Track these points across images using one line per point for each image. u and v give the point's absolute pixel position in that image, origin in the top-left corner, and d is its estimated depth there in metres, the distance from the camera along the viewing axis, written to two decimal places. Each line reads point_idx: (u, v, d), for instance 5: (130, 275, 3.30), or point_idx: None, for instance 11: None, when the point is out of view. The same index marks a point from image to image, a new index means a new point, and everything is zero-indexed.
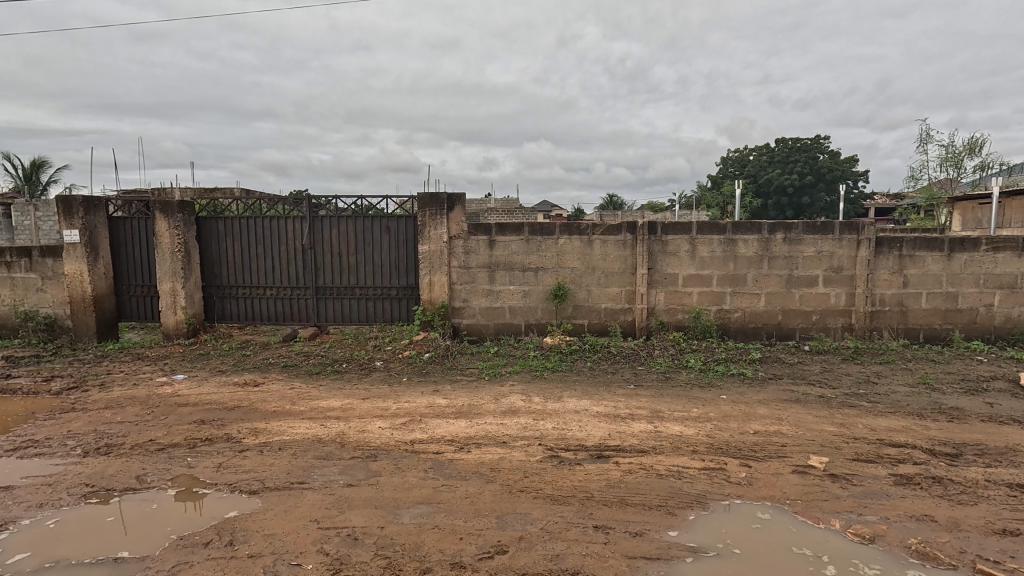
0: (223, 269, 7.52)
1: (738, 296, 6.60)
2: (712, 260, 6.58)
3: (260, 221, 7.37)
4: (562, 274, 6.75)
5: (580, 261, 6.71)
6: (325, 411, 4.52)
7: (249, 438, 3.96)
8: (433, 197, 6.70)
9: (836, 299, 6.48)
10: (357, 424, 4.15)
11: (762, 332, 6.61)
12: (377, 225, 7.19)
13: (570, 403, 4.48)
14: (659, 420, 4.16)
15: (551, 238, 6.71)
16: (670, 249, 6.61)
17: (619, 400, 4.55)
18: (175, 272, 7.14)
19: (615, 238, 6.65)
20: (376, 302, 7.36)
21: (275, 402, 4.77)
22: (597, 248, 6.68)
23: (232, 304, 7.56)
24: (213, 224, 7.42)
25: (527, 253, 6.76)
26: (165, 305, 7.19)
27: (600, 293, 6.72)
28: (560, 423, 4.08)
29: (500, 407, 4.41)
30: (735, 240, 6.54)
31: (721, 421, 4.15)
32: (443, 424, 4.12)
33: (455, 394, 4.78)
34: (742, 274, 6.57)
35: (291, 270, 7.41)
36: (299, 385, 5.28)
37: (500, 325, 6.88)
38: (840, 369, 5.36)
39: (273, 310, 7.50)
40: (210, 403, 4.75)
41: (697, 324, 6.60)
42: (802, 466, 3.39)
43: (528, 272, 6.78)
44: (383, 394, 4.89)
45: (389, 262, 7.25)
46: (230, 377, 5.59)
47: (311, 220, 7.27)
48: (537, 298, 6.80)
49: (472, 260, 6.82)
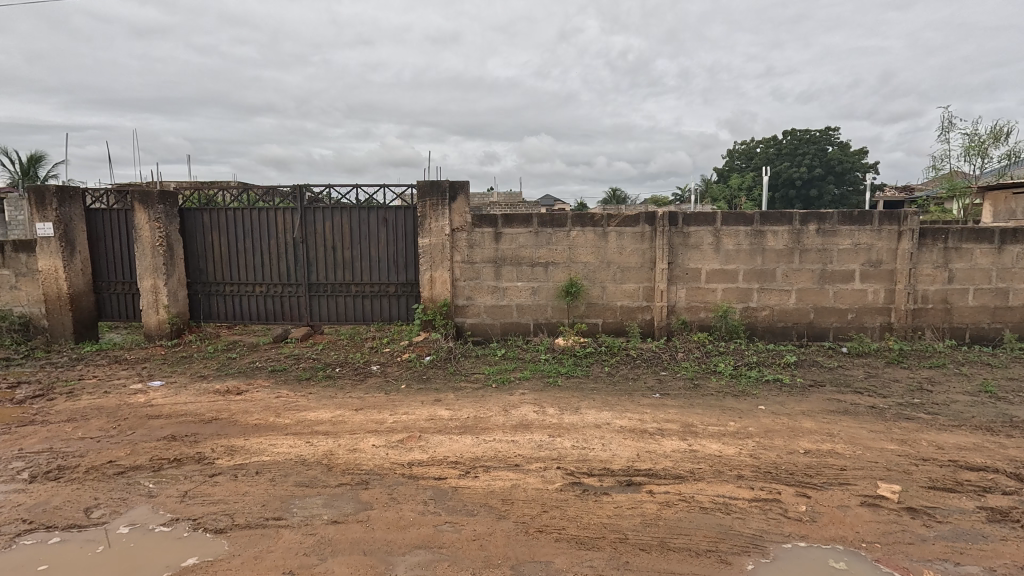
0: (210, 265, 7.02)
1: (766, 293, 6.06)
2: (739, 254, 6.04)
3: (248, 212, 6.85)
4: (574, 270, 6.21)
5: (593, 255, 6.18)
6: (312, 424, 4.00)
7: (223, 459, 3.45)
8: (433, 185, 6.14)
9: (874, 296, 5.93)
10: (348, 442, 3.64)
11: (792, 332, 6.07)
12: (374, 217, 6.67)
13: (589, 416, 3.95)
14: (693, 437, 3.63)
15: (563, 230, 6.18)
16: (692, 242, 6.07)
17: (644, 412, 4.03)
18: (156, 267, 6.61)
19: (632, 230, 6.10)
20: (373, 300, 6.84)
21: (258, 414, 4.26)
22: (612, 241, 6.14)
23: (220, 301, 7.07)
24: (199, 216, 6.91)
25: (536, 247, 6.22)
26: (147, 304, 6.68)
27: (615, 290, 6.19)
28: (580, 440, 3.57)
29: (511, 420, 3.90)
30: (763, 232, 5.99)
31: (764, 437, 3.62)
32: (446, 441, 3.60)
33: (459, 404, 4.26)
34: (771, 269, 6.03)
35: (281, 266, 6.89)
36: (286, 394, 4.76)
37: (507, 325, 6.36)
38: (886, 374, 4.82)
39: (263, 308, 7.01)
40: (184, 415, 4.24)
41: (722, 323, 6.06)
42: (872, 497, 2.86)
43: (537, 268, 6.25)
44: (379, 404, 4.37)
45: (387, 256, 6.73)
46: (211, 384, 5.08)
47: (304, 212, 6.74)
48: (547, 296, 6.27)
49: (476, 254, 6.29)
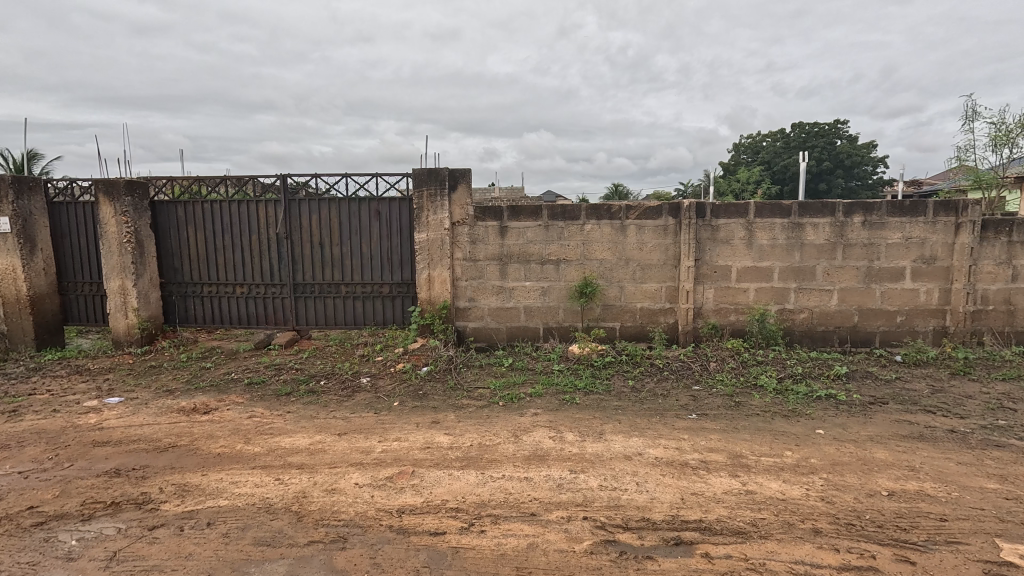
0: (185, 264, 6.37)
1: (804, 293, 5.41)
2: (773, 250, 5.39)
3: (227, 205, 6.19)
4: (589, 268, 5.56)
5: (610, 252, 5.53)
6: (287, 454, 3.36)
7: (171, 503, 2.81)
8: (431, 173, 5.48)
9: (927, 296, 5.28)
10: (326, 479, 2.99)
11: (834, 337, 5.42)
12: (365, 210, 6.01)
13: (617, 444, 3.31)
14: (747, 472, 2.98)
15: (576, 223, 5.53)
16: (721, 237, 5.42)
17: (681, 438, 3.38)
18: (123, 266, 5.93)
19: (654, 223, 5.45)
20: (365, 301, 6.19)
21: (224, 440, 3.61)
22: (632, 236, 5.49)
23: (197, 303, 6.42)
24: (174, 209, 6.26)
25: (545, 242, 5.57)
26: (115, 307, 6.02)
27: (634, 290, 5.54)
28: (609, 478, 2.92)
29: (524, 450, 3.26)
30: (802, 225, 5.33)
31: (833, 473, 2.97)
32: (445, 479, 2.95)
33: (462, 427, 3.62)
34: (810, 267, 5.37)
35: (264, 264, 6.24)
36: (261, 413, 4.11)
37: (514, 330, 5.72)
38: (955, 389, 4.16)
39: (244, 311, 6.37)
40: (137, 442, 3.59)
41: (756, 327, 5.39)
42: (995, 565, 2.21)
43: (547, 266, 5.60)
44: (367, 427, 3.73)
45: (380, 253, 6.08)
46: (177, 400, 4.44)
47: (288, 203, 6.08)
48: (558, 297, 5.63)
49: (479, 251, 5.64)
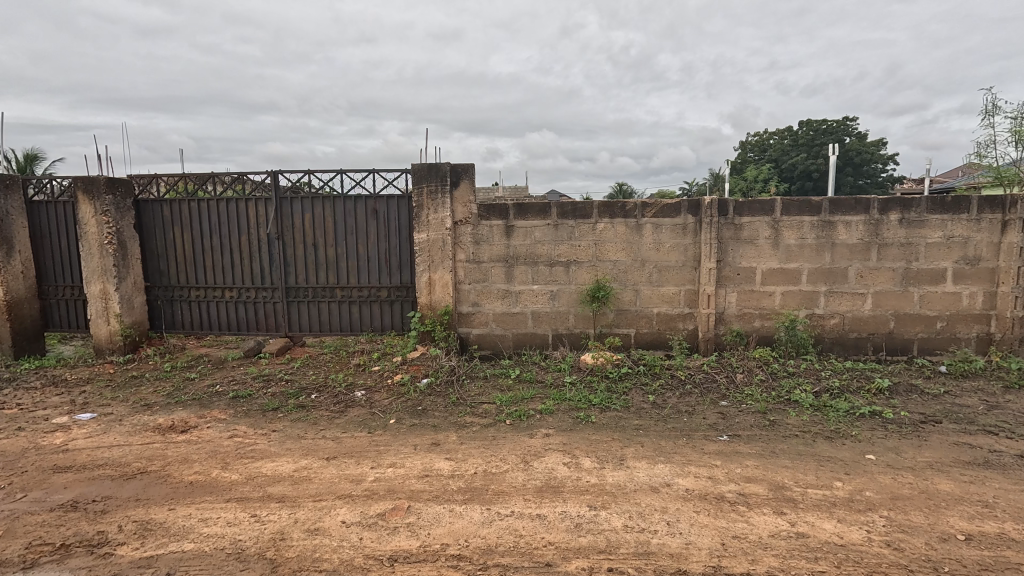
0: (171, 266, 6.00)
1: (835, 297, 5.00)
2: (802, 250, 4.98)
3: (215, 204, 5.82)
4: (602, 270, 5.17)
5: (624, 253, 5.13)
6: (268, 483, 2.97)
7: (129, 547, 2.42)
8: (431, 168, 5.10)
9: (970, 300, 4.86)
10: (309, 516, 2.61)
11: (867, 345, 5.01)
12: (362, 208, 5.63)
13: (642, 473, 2.91)
14: (794, 509, 2.58)
15: (587, 222, 5.13)
16: (745, 236, 5.01)
17: (714, 465, 2.98)
18: (104, 269, 5.57)
19: (672, 221, 5.06)
20: (362, 306, 5.81)
21: (199, 465, 3.23)
22: (648, 235, 5.10)
23: (184, 309, 6.06)
24: (159, 208, 5.90)
25: (555, 243, 5.18)
26: (96, 312, 5.66)
27: (651, 294, 5.15)
28: (636, 516, 2.52)
29: (536, 480, 2.86)
30: (833, 223, 4.91)
31: (895, 510, 2.56)
32: (445, 517, 2.56)
33: (465, 451, 3.23)
34: (842, 268, 4.96)
35: (254, 267, 5.87)
36: (244, 432, 3.73)
37: (521, 337, 5.32)
38: (1013, 405, 3.74)
39: (234, 316, 6.00)
40: (102, 468, 3.21)
41: (784, 334, 4.97)
42: None
43: (556, 268, 5.21)
44: (361, 449, 3.35)
45: (378, 254, 5.69)
46: (154, 416, 4.06)
47: (279, 202, 5.71)
48: (568, 302, 5.23)
49: (483, 252, 5.25)
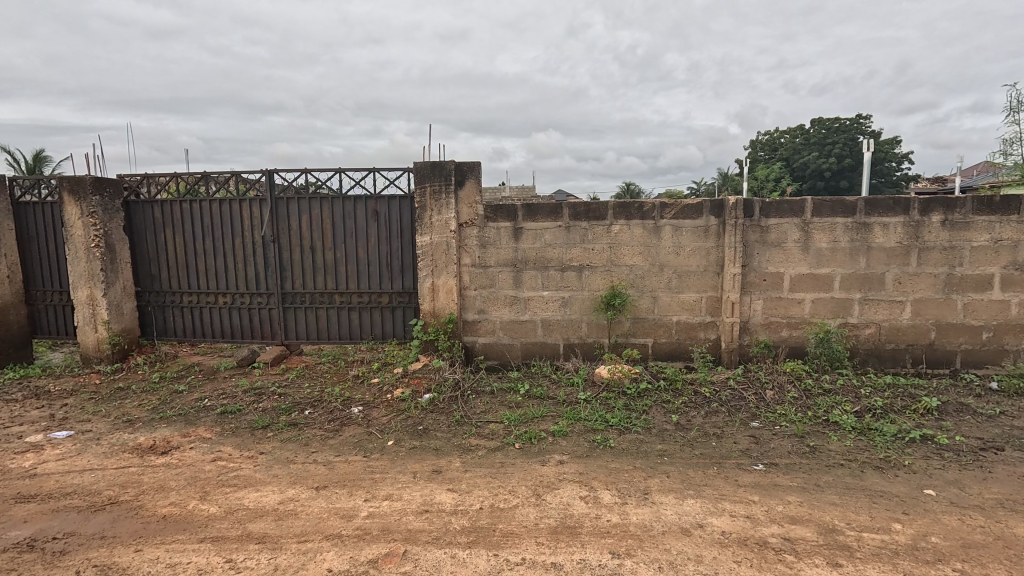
0: (163, 270, 5.72)
1: (870, 305, 4.62)
2: (834, 254, 4.61)
3: (208, 205, 5.54)
4: (617, 275, 4.82)
5: (641, 257, 4.79)
6: (248, 518, 2.65)
7: None
8: (435, 167, 4.77)
9: (1019, 309, 4.47)
10: (291, 562, 2.28)
11: (905, 357, 4.63)
12: (361, 209, 5.32)
13: (670, 511, 2.56)
14: (852, 559, 2.21)
15: (601, 224, 4.79)
16: (772, 239, 4.65)
17: (753, 502, 2.62)
18: (91, 274, 5.29)
19: (693, 223, 4.71)
20: (362, 313, 5.49)
21: (175, 495, 2.91)
22: (666, 238, 4.75)
23: (176, 315, 5.77)
24: (150, 210, 5.63)
25: (566, 246, 4.84)
26: (83, 319, 5.39)
27: (669, 301, 4.81)
28: (667, 568, 2.17)
29: (550, 519, 2.52)
30: (869, 225, 4.53)
31: (970, 562, 2.19)
32: (446, 566, 2.23)
33: (469, 481, 2.90)
34: (878, 274, 4.58)
35: (249, 271, 5.58)
36: (229, 454, 3.42)
37: (530, 347, 4.99)
38: None
39: (228, 323, 5.70)
40: (69, 498, 2.91)
41: (816, 345, 4.60)
42: None
43: (568, 273, 4.86)
44: (355, 477, 3.03)
45: (379, 258, 5.38)
46: (135, 435, 3.76)
47: (275, 202, 5.41)
48: (581, 310, 4.89)
49: (490, 256, 4.92)
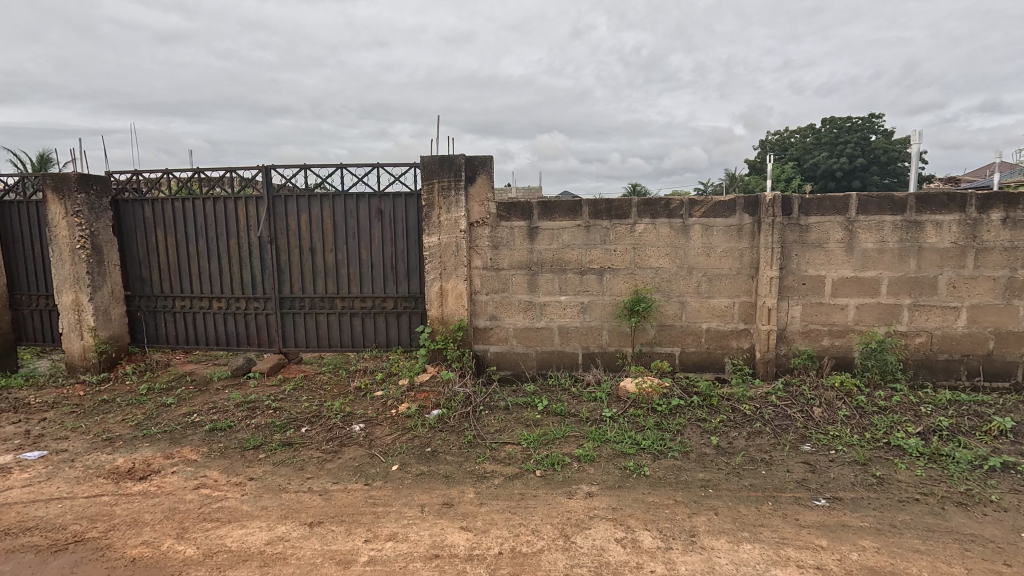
0: (154, 273, 5.38)
1: (922, 311, 4.20)
2: (881, 255, 4.19)
3: (201, 204, 5.19)
4: (641, 279, 4.43)
5: (668, 258, 4.40)
6: (230, 563, 2.28)
7: None
8: (444, 161, 4.40)
9: None
10: None
11: (960, 369, 4.21)
12: (364, 207, 4.96)
13: (725, 560, 2.16)
14: None
15: (624, 223, 4.40)
16: (812, 239, 4.24)
17: (822, 550, 2.21)
18: (76, 277, 4.96)
19: (724, 222, 4.32)
20: (365, 319, 5.13)
21: (149, 532, 2.54)
22: (696, 238, 4.36)
23: (167, 321, 5.43)
24: (140, 208, 5.28)
25: (586, 247, 4.45)
26: (68, 325, 5.05)
27: (699, 307, 4.42)
28: None
29: (584, 569, 2.13)
30: (921, 224, 4.12)
31: None
32: None
33: (486, 518, 2.51)
34: (931, 277, 4.16)
35: (244, 274, 5.22)
36: (214, 480, 3.05)
37: (546, 356, 4.61)
38: None
39: (223, 329, 5.35)
40: (29, 534, 2.54)
41: (864, 356, 4.18)
42: None
43: (588, 276, 4.48)
44: (355, 511, 2.65)
45: (383, 260, 5.01)
46: (113, 456, 3.40)
47: (272, 200, 5.05)
48: (602, 316, 4.50)
49: (503, 258, 4.54)
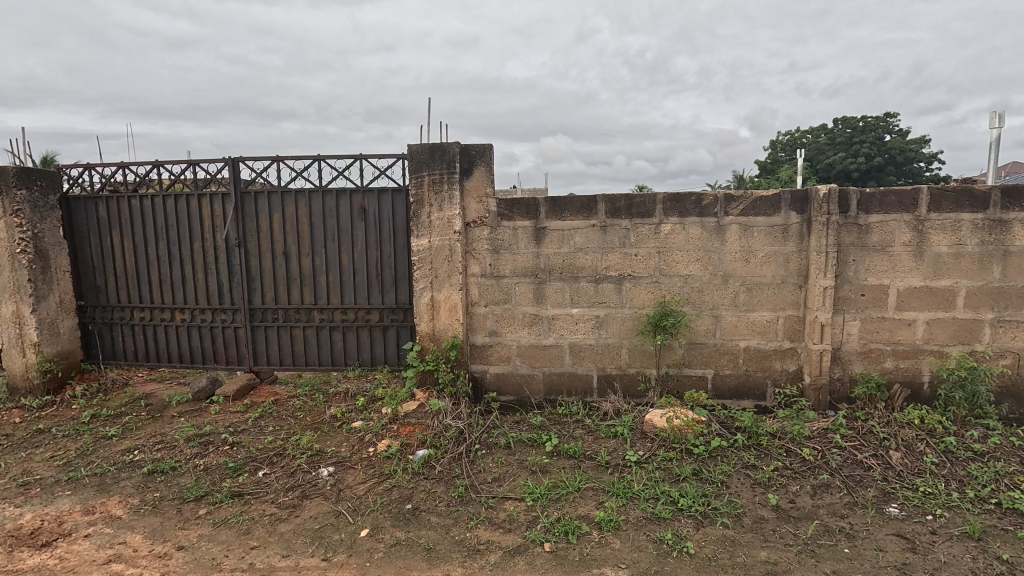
0: (110, 281, 4.75)
1: (1007, 328, 3.49)
2: (958, 260, 3.49)
3: (161, 202, 4.55)
4: (667, 289, 3.75)
5: (699, 265, 3.72)
6: None
7: None
8: (435, 151, 3.74)
9: None
10: None
11: None
12: (345, 205, 4.31)
13: None
14: None
15: (647, 223, 3.73)
16: (873, 242, 3.55)
17: None
18: (17, 286, 4.33)
19: (767, 221, 3.64)
20: (347, 333, 4.47)
21: None
22: (732, 241, 3.68)
23: (125, 334, 4.80)
24: (93, 207, 4.66)
25: (602, 251, 3.78)
26: (9, 341, 4.43)
27: (736, 322, 3.74)
28: None
29: None
30: (1007, 223, 3.41)
31: None
32: None
33: None
34: (1020, 287, 3.45)
35: (210, 282, 4.58)
36: (134, 550, 2.40)
37: (555, 379, 3.94)
38: None
39: (187, 344, 4.71)
40: None
41: (948, 386, 3.45)
42: None
43: (605, 285, 3.81)
44: None
45: (366, 265, 4.35)
46: (22, 510, 2.76)
47: (240, 197, 4.41)
48: (621, 332, 3.82)
49: (505, 263, 3.87)
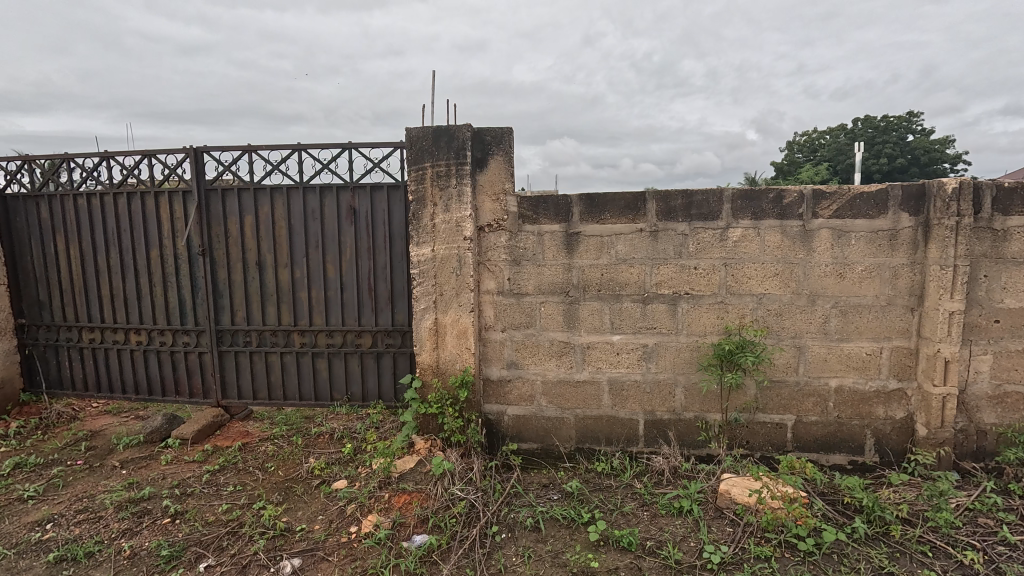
0: (55, 296, 4.00)
1: None
2: None
3: (112, 202, 3.79)
4: (736, 312, 2.93)
5: (779, 281, 2.88)
6: None
7: None
8: (440, 136, 2.95)
9: None
10: None
11: None
12: (330, 205, 3.52)
13: None
14: None
15: (711, 227, 2.90)
16: (1014, 252, 2.70)
17: None
18: None
19: (869, 225, 2.80)
20: (333, 361, 3.68)
21: None
22: (822, 249, 2.85)
23: (73, 359, 4.04)
24: (34, 208, 3.91)
25: (652, 262, 2.96)
26: None
27: (826, 354, 2.90)
28: None
29: None
30: None
31: None
32: None
33: None
34: None
35: (171, 297, 3.81)
36: None
37: (590, 424, 3.12)
38: None
39: (143, 372, 3.94)
40: None
41: None
42: None
43: (655, 306, 2.98)
44: None
45: (356, 278, 3.56)
46: None
47: (205, 196, 3.63)
48: (675, 366, 3.00)
49: (527, 278, 3.06)
